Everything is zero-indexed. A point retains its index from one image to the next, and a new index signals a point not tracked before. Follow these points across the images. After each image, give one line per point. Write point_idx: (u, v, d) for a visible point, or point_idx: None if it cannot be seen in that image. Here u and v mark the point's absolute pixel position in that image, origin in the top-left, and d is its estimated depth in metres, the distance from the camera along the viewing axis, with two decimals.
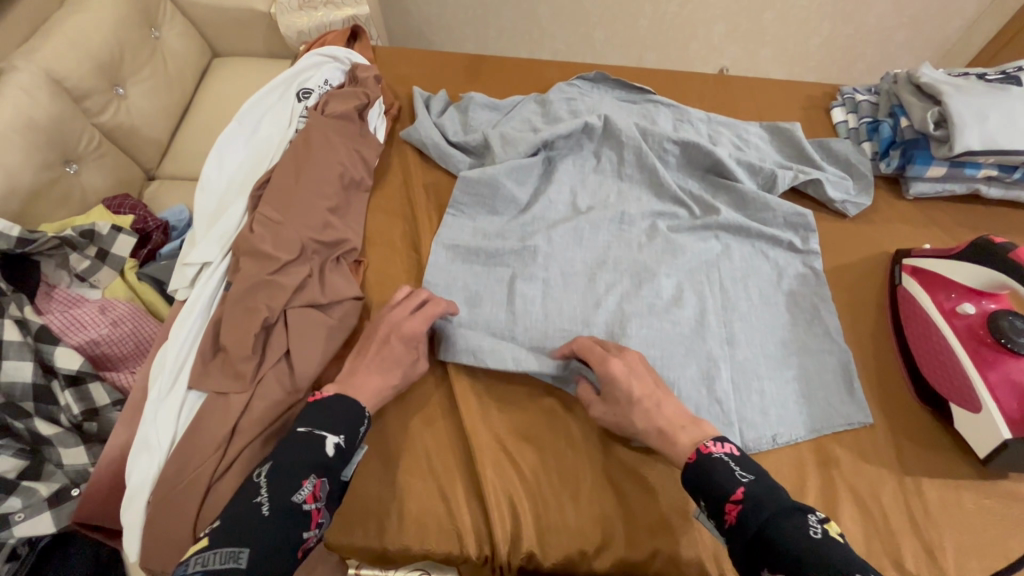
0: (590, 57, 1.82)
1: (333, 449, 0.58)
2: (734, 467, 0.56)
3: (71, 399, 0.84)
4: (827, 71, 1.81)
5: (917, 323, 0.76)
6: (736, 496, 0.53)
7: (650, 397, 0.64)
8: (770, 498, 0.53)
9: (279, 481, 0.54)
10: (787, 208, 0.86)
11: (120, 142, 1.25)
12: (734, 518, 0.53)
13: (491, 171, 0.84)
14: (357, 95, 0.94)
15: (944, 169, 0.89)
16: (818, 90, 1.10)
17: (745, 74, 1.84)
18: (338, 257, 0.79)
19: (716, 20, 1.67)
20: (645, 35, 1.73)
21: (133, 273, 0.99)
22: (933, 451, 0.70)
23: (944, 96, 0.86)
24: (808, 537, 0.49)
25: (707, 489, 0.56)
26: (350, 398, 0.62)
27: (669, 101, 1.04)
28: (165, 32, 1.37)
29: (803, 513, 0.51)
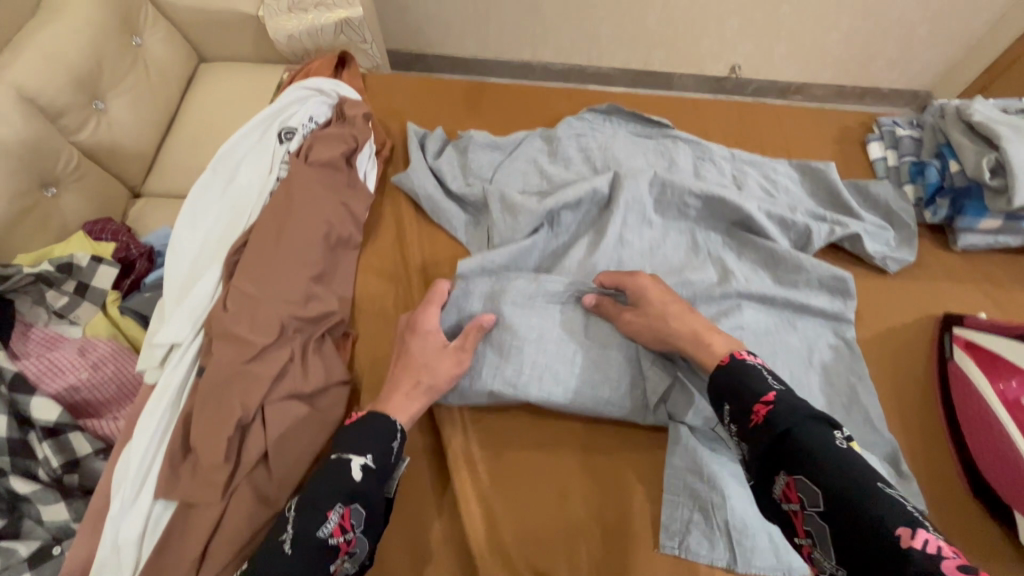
0: (594, 53, 1.71)
1: (360, 472, 0.57)
2: (767, 376, 0.56)
3: (50, 451, 0.74)
4: (845, 67, 1.69)
5: (973, 412, 0.67)
6: (768, 397, 0.53)
7: (671, 305, 0.68)
8: (802, 404, 0.52)
9: (308, 514, 0.54)
10: (822, 269, 0.78)
11: (103, 161, 1.14)
12: (762, 416, 0.52)
13: (488, 261, 0.76)
14: (344, 139, 0.85)
15: (999, 222, 0.81)
16: (852, 120, 1.00)
17: (758, 71, 1.72)
18: (323, 333, 0.71)
19: (728, 15, 1.55)
20: (653, 30, 1.61)
21: (116, 307, 0.89)
22: (995, 559, 0.63)
23: (1002, 141, 0.77)
24: (835, 445, 0.48)
25: (737, 394, 0.56)
26: (380, 415, 0.62)
27: (690, 136, 0.94)
28: (147, 39, 1.24)
29: (830, 425, 0.50)
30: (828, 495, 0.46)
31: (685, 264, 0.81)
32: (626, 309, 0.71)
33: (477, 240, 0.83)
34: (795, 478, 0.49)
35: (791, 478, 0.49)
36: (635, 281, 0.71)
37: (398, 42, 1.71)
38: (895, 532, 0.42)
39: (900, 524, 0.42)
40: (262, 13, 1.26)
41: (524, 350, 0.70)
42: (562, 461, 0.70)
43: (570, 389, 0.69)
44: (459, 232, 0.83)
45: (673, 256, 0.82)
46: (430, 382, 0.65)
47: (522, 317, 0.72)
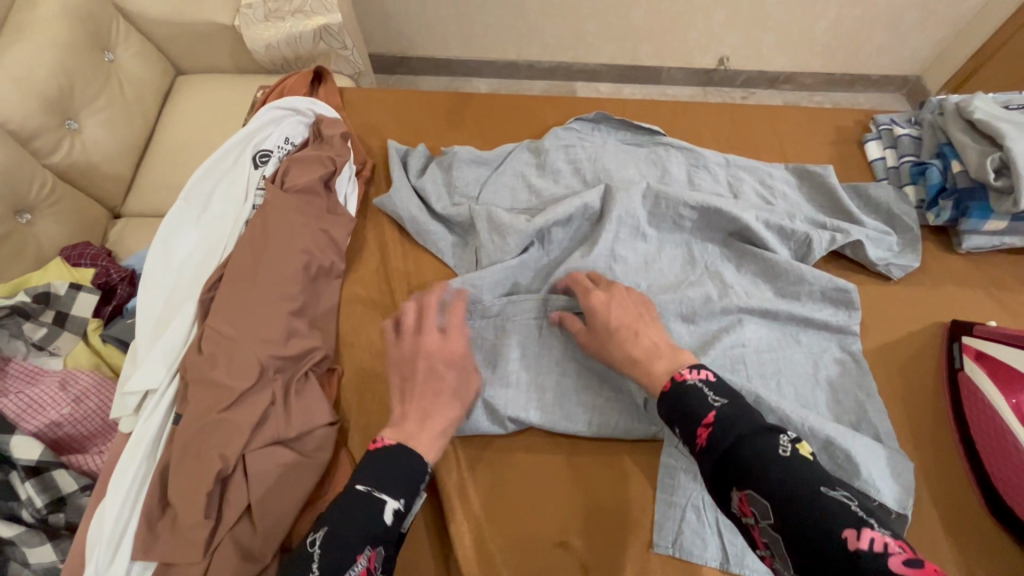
0: (581, 50, 1.67)
1: (392, 516, 0.52)
2: (707, 392, 0.51)
3: (33, 491, 0.68)
4: (833, 56, 1.66)
5: (988, 428, 0.64)
6: (707, 419, 0.49)
7: (632, 326, 0.63)
8: (740, 415, 0.48)
9: (334, 555, 0.48)
10: (824, 280, 0.75)
11: (77, 183, 1.08)
12: (705, 440, 0.49)
13: (474, 286, 0.73)
14: (322, 161, 0.80)
15: (1005, 223, 0.78)
16: (849, 119, 0.96)
17: (747, 63, 1.69)
18: (307, 370, 0.67)
19: (715, 7, 1.51)
20: (639, 26, 1.58)
21: (98, 335, 0.85)
22: None
23: (1006, 140, 0.74)
24: (778, 455, 0.44)
25: (680, 418, 0.52)
26: (415, 452, 0.56)
27: (682, 142, 0.91)
28: (120, 54, 1.17)
29: (772, 431, 0.47)
30: (777, 507, 0.42)
31: (682, 279, 0.78)
32: (580, 329, 0.68)
33: (465, 261, 0.79)
34: (746, 494, 0.45)
35: (741, 496, 0.45)
36: (588, 301, 0.67)
37: (379, 45, 1.67)
38: (841, 535, 0.39)
39: (846, 526, 0.39)
40: (237, 21, 1.19)
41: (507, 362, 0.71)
42: (557, 483, 0.67)
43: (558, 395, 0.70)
44: (446, 255, 0.80)
45: (669, 270, 0.79)
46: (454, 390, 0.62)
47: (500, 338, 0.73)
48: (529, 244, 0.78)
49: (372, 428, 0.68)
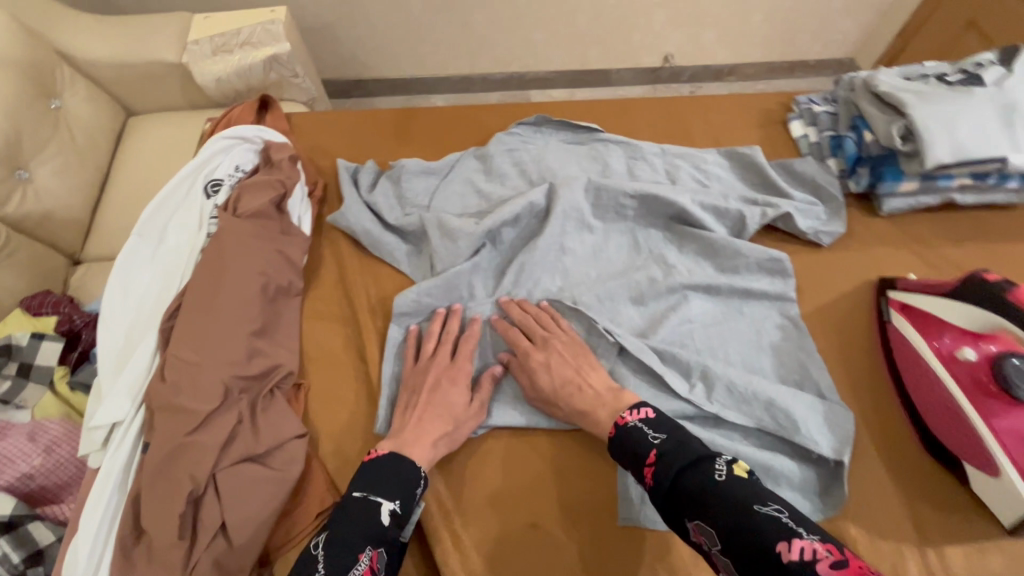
0: (531, 59, 1.72)
1: (388, 516, 0.57)
2: (647, 432, 0.58)
3: (8, 547, 0.67)
4: (771, 45, 1.75)
5: (917, 373, 0.69)
6: (649, 459, 0.55)
7: (574, 382, 0.68)
8: (678, 448, 0.54)
9: (338, 555, 0.53)
10: (759, 252, 0.80)
11: (32, 233, 1.07)
12: (650, 479, 0.54)
13: (430, 293, 0.77)
14: (273, 184, 0.82)
15: (917, 184, 0.84)
16: (773, 101, 1.03)
17: (690, 59, 1.77)
18: (271, 388, 0.69)
19: (654, 8, 1.58)
20: (584, 31, 1.64)
21: (66, 383, 0.85)
22: (957, 511, 0.64)
23: (908, 108, 0.80)
24: (713, 480, 0.49)
25: (630, 460, 0.58)
26: (407, 459, 0.61)
27: (619, 137, 0.96)
28: (68, 100, 1.17)
29: (709, 458, 0.51)
30: (719, 533, 0.46)
31: (629, 265, 0.83)
32: (523, 376, 0.72)
33: (420, 268, 0.81)
34: (696, 522, 0.48)
35: (690, 526, 0.49)
36: (525, 350, 0.72)
37: (334, 71, 1.69)
38: (775, 549, 0.42)
39: (779, 540, 0.43)
40: (184, 58, 1.21)
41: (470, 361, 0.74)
42: (523, 471, 0.70)
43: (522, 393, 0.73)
44: (402, 264, 0.82)
45: (616, 259, 0.84)
46: (450, 410, 0.67)
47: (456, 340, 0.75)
48: (481, 246, 0.81)
49: (340, 437, 0.70)
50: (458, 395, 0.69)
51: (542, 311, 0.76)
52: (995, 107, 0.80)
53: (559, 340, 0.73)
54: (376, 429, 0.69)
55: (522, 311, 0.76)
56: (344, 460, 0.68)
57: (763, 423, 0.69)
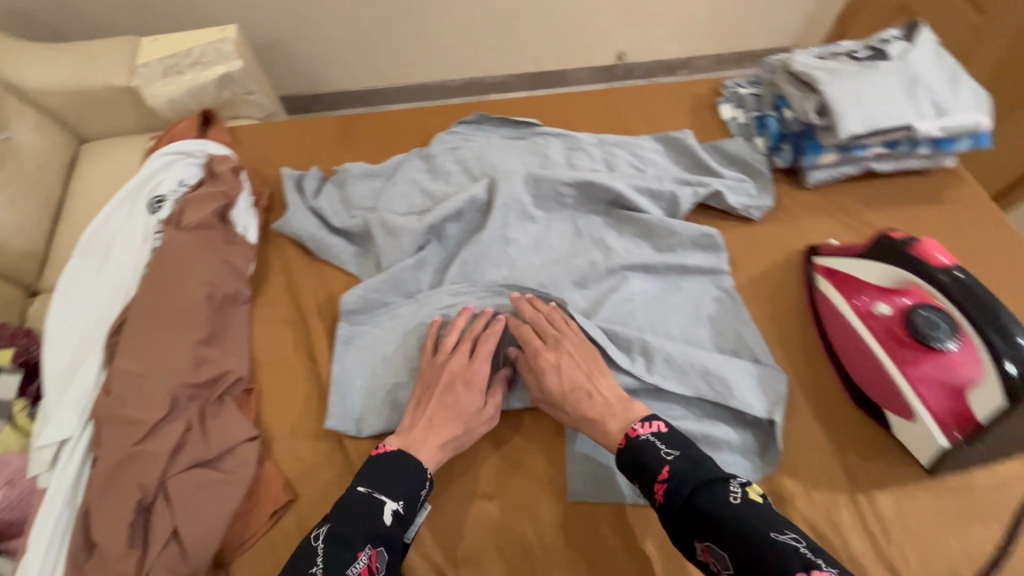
0: (487, 62, 1.72)
1: (391, 517, 0.59)
2: (659, 446, 0.59)
3: None
4: (719, 38, 1.79)
5: (840, 331, 0.73)
6: (661, 476, 0.57)
7: (585, 388, 0.67)
8: (692, 469, 0.56)
9: (337, 551, 0.54)
10: (691, 230, 0.84)
11: None
12: (662, 496, 0.56)
13: (377, 291, 0.79)
14: (216, 196, 0.83)
15: (836, 155, 0.88)
16: (704, 87, 1.07)
17: (643, 56, 1.80)
18: (221, 395, 0.70)
19: (602, 8, 1.61)
20: (536, 33, 1.66)
21: (26, 417, 0.78)
22: (885, 459, 0.68)
23: (820, 85, 0.85)
24: (729, 505, 0.52)
25: (639, 473, 0.59)
26: (414, 459, 0.63)
27: (558, 130, 1.00)
28: (16, 130, 1.14)
29: (723, 482, 0.54)
30: (735, 558, 0.50)
31: (571, 250, 0.86)
32: (533, 380, 0.70)
33: (367, 268, 0.83)
34: (707, 544, 0.52)
35: (703, 544, 0.52)
36: (538, 353, 0.70)
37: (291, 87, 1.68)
38: None
39: (798, 569, 0.46)
40: (134, 80, 1.19)
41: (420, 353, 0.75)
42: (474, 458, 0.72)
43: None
44: (349, 265, 0.84)
45: (560, 246, 0.86)
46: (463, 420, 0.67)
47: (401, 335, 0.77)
48: (426, 242, 0.83)
49: (292, 437, 0.71)
50: (471, 399, 0.68)
51: (553, 311, 0.74)
52: (899, 79, 0.85)
53: (572, 342, 0.71)
54: (325, 424, 0.71)
55: (534, 310, 0.74)
56: (297, 458, 0.70)
57: (701, 392, 0.71)
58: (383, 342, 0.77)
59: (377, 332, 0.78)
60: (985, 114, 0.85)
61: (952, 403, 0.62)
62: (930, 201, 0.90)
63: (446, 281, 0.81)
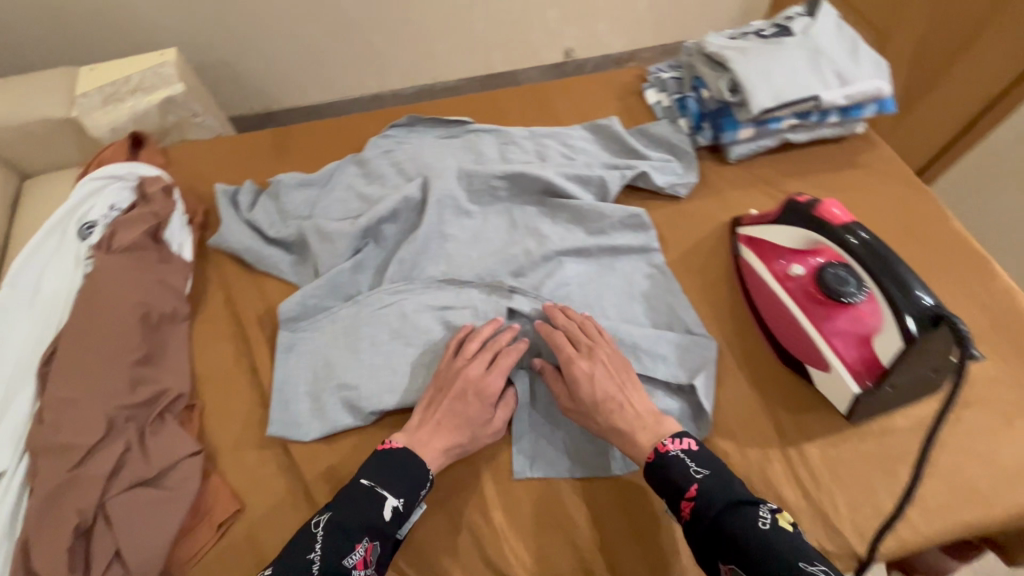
0: (438, 71, 1.66)
1: (390, 513, 0.61)
2: (689, 463, 0.61)
3: None
4: (666, 29, 1.78)
5: (762, 294, 0.77)
6: (690, 493, 0.59)
7: (617, 398, 0.67)
8: (721, 491, 0.58)
9: (338, 540, 0.58)
10: (620, 211, 0.87)
11: None
12: (689, 513, 0.58)
13: (313, 296, 0.79)
14: (146, 217, 0.82)
15: (753, 129, 0.92)
16: (629, 75, 1.10)
17: (592, 53, 1.77)
18: (161, 413, 0.70)
19: (547, 5, 1.58)
20: (484, 36, 1.61)
21: None
22: (811, 411, 0.72)
23: (730, 63, 0.88)
24: (758, 530, 0.54)
25: (666, 487, 0.61)
26: (419, 459, 0.65)
27: (489, 126, 1.01)
28: None
29: (753, 505, 0.56)
30: None
31: (507, 240, 0.87)
32: (563, 392, 0.70)
33: (306, 275, 0.84)
34: (730, 566, 0.54)
35: (726, 565, 0.55)
36: (570, 366, 0.69)
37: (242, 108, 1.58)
38: None
39: None
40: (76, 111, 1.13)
41: (362, 354, 0.75)
42: None
43: (412, 376, 0.74)
44: (287, 274, 0.85)
45: (496, 238, 0.88)
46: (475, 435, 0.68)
47: (340, 337, 0.77)
48: (361, 244, 0.84)
49: (237, 447, 0.72)
50: (482, 410, 0.68)
51: (587, 320, 0.74)
52: (804, 52, 0.89)
53: (606, 351, 0.71)
54: (267, 431, 0.72)
55: (565, 319, 0.74)
56: (244, 468, 0.70)
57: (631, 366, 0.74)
58: (325, 346, 0.77)
59: (318, 337, 0.78)
60: (885, 80, 0.90)
61: (861, 353, 0.66)
62: (846, 167, 0.95)
63: (384, 281, 0.82)
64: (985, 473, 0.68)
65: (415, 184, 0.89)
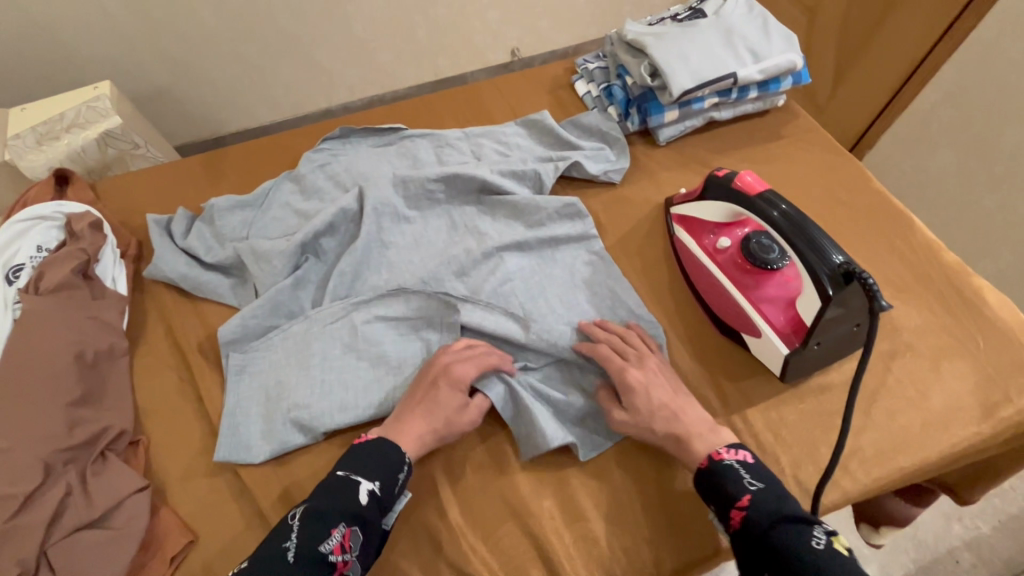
0: (384, 82, 1.64)
1: (367, 496, 0.61)
2: (744, 474, 0.61)
3: None
4: (606, 21, 1.79)
5: (696, 270, 0.79)
6: (742, 502, 0.58)
7: (673, 405, 0.67)
8: (775, 505, 0.57)
9: (313, 526, 0.58)
10: (555, 203, 0.88)
11: None
12: (739, 522, 0.58)
13: (254, 318, 0.78)
14: (73, 253, 0.80)
15: (677, 111, 0.94)
16: (559, 69, 1.12)
17: (536, 51, 1.78)
18: (103, 451, 0.69)
19: (486, 7, 1.57)
20: (426, 43, 1.59)
21: None
22: (751, 378, 0.74)
23: (648, 48, 0.91)
24: (811, 548, 0.53)
25: (716, 494, 0.61)
26: (393, 445, 0.65)
27: (424, 131, 1.01)
28: None
29: (808, 524, 0.55)
30: None
31: (449, 242, 0.87)
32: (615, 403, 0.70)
33: (246, 298, 0.83)
34: None
35: None
36: (625, 375, 0.69)
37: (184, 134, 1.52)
38: None
39: None
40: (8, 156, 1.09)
41: (310, 371, 0.75)
42: None
43: (360, 387, 0.74)
44: (227, 298, 0.84)
45: (437, 241, 0.88)
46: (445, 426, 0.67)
47: (285, 356, 0.77)
48: (300, 260, 0.83)
49: (186, 478, 0.71)
50: (453, 396, 0.68)
51: (630, 331, 0.75)
52: (717, 33, 0.92)
53: (655, 361, 0.72)
54: (214, 457, 0.71)
55: (606, 332, 0.75)
56: (194, 498, 0.69)
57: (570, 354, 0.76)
58: (272, 367, 0.76)
59: (263, 359, 0.77)
60: (797, 53, 0.93)
61: (789, 316, 0.69)
62: (772, 140, 0.98)
63: (326, 295, 0.81)
64: (918, 418, 0.71)
65: (351, 195, 0.88)
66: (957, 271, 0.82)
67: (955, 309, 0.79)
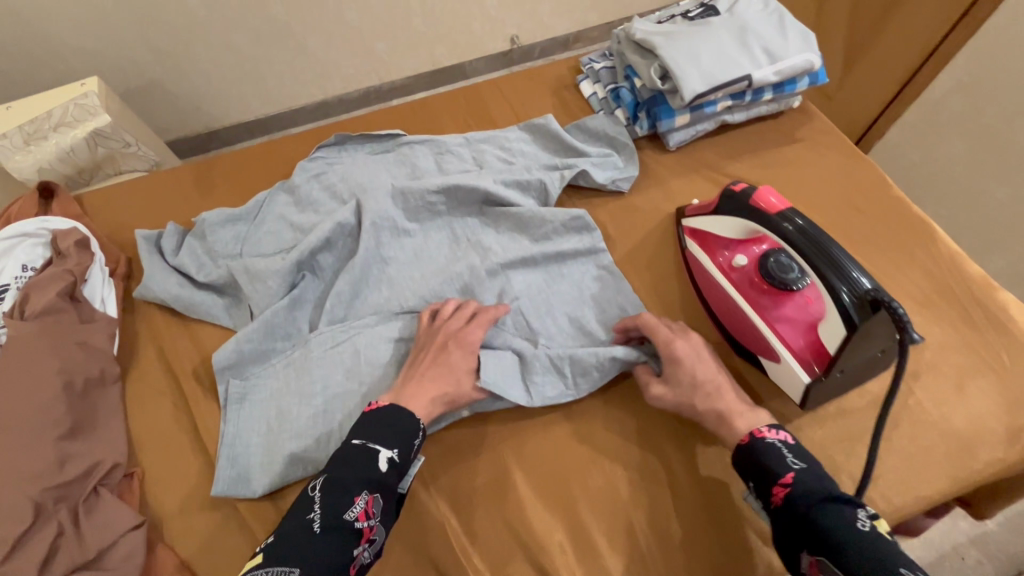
0: (380, 73, 1.59)
1: (386, 463, 0.59)
2: (787, 454, 0.59)
3: None
4: (607, 5, 1.71)
5: (710, 288, 0.76)
6: (786, 480, 0.56)
7: (718, 380, 0.66)
8: (816, 486, 0.55)
9: (337, 496, 0.56)
10: (562, 215, 0.84)
11: None
12: (780, 498, 0.56)
13: (250, 343, 0.75)
14: (60, 276, 0.77)
15: (688, 115, 0.90)
16: (562, 68, 1.07)
17: (536, 39, 1.72)
18: (96, 486, 0.66)
19: None
20: (422, 32, 1.53)
21: None
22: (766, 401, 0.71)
23: (658, 49, 0.86)
24: (856, 529, 0.51)
25: (757, 471, 0.59)
26: (405, 410, 0.63)
27: (423, 136, 0.97)
28: None
29: (851, 505, 0.53)
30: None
31: (450, 258, 0.84)
32: (654, 380, 0.69)
33: (241, 318, 0.80)
34: (817, 560, 0.52)
35: (813, 558, 0.52)
36: (670, 347, 0.68)
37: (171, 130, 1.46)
38: None
39: None
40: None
41: (310, 399, 0.72)
42: None
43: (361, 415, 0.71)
44: (221, 318, 0.81)
45: (438, 256, 0.84)
46: (456, 393, 0.67)
47: (284, 382, 0.74)
48: (297, 279, 0.80)
49: (183, 514, 0.68)
50: (465, 359, 0.69)
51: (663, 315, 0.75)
52: (731, 31, 0.88)
53: (697, 335, 0.71)
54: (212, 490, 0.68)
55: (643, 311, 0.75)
56: (192, 535, 0.67)
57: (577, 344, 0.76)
58: (272, 394, 0.73)
59: (262, 385, 0.74)
60: (815, 52, 0.89)
61: (809, 340, 0.66)
62: (786, 142, 0.94)
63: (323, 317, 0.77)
64: (941, 442, 0.69)
65: (348, 208, 0.84)
66: (979, 284, 0.79)
67: (978, 323, 0.76)
